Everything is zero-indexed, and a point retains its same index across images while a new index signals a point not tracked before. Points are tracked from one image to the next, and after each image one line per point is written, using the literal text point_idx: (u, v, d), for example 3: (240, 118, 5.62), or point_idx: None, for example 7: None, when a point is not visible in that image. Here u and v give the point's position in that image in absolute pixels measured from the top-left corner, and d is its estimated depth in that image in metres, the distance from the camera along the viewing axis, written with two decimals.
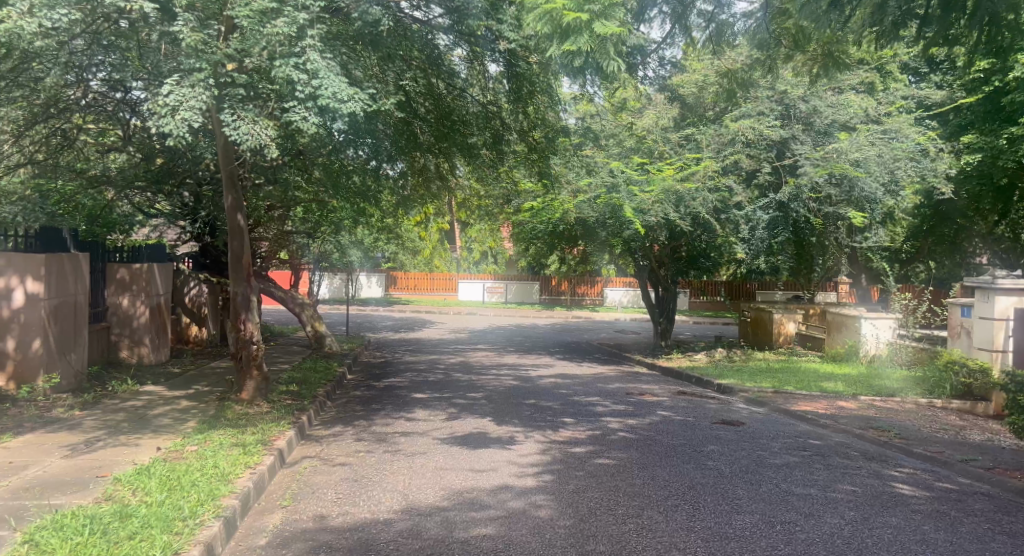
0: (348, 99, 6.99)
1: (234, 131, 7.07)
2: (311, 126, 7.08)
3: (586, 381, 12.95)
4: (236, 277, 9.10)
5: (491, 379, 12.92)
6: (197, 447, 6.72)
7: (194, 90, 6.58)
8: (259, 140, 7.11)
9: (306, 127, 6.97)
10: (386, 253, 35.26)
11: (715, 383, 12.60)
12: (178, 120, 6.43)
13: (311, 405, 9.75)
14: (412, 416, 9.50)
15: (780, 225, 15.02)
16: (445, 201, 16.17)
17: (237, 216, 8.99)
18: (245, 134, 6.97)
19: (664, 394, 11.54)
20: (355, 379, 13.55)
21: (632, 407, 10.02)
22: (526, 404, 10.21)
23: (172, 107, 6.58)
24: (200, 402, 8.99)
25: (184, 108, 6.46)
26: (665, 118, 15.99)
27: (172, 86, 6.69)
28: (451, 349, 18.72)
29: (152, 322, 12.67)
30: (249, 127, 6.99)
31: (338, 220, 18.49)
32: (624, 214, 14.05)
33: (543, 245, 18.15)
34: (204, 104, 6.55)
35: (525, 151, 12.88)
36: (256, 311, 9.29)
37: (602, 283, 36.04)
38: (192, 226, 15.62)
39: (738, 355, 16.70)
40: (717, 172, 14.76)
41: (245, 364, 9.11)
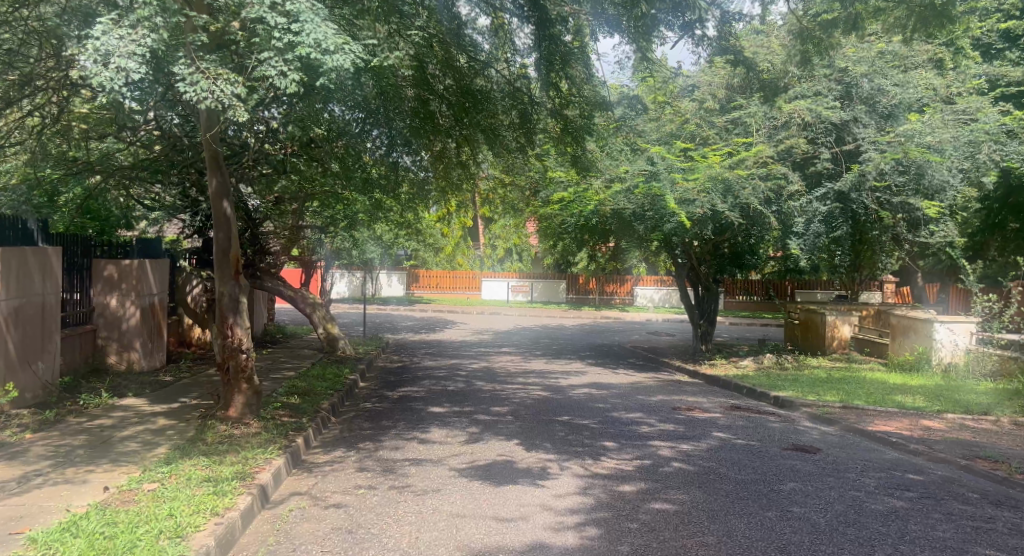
0: (334, 50, 6.08)
1: (192, 85, 6.39)
2: (290, 82, 6.14)
3: (625, 392, 11.52)
4: (222, 274, 7.85)
5: (518, 390, 11.56)
6: (156, 487, 5.43)
7: (136, 36, 6.03)
8: (220, 101, 6.23)
9: (282, 82, 6.03)
10: (408, 251, 34.09)
11: (771, 395, 11.10)
12: (111, 70, 5.78)
13: (311, 422, 8.46)
14: (427, 437, 8.15)
15: (839, 217, 13.75)
16: (470, 193, 14.96)
17: (222, 203, 7.84)
18: (202, 90, 6.11)
19: (716, 409, 10.07)
20: (367, 388, 12.27)
21: (683, 428, 8.59)
22: (559, 422, 8.82)
23: (105, 54, 5.90)
24: (180, 420, 7.74)
25: (117, 55, 5.83)
26: (709, 100, 14.57)
27: (110, 29, 6.09)
28: (474, 353, 17.35)
29: (145, 324, 11.50)
30: (207, 83, 6.14)
31: (353, 214, 17.39)
32: (666, 205, 12.73)
33: (575, 241, 16.78)
34: (143, 50, 5.95)
35: (559, 134, 11.62)
36: (246, 314, 8.01)
37: (631, 282, 34.44)
38: (195, 220, 14.55)
39: (791, 362, 15.11)
40: (770, 158, 13.31)
41: (232, 376, 7.83)
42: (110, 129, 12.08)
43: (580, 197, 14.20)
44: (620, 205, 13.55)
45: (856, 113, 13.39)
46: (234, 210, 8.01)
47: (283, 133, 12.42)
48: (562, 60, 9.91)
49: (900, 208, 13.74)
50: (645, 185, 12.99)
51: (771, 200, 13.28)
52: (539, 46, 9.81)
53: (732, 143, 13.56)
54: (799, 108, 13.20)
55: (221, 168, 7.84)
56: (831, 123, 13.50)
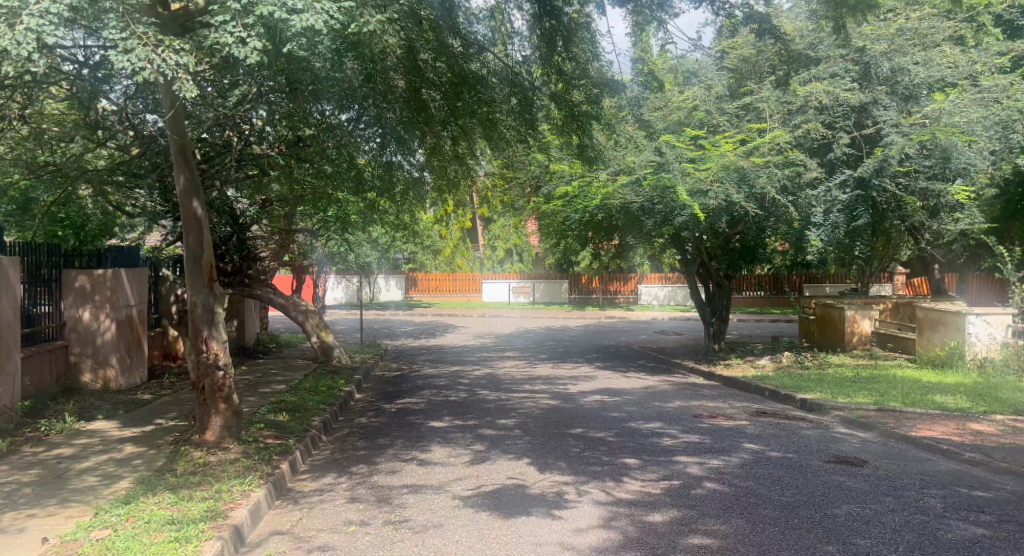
0: (298, 12, 6.53)
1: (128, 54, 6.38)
2: (248, 51, 6.52)
3: (640, 399, 10.72)
4: (193, 281, 7.04)
5: (525, 398, 10.77)
6: (106, 536, 4.62)
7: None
8: (161, 71, 6.31)
9: (244, 50, 6.43)
10: (406, 253, 33.30)
11: (797, 397, 10.32)
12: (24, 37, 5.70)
13: (300, 444, 7.65)
14: (428, 457, 7.33)
15: (860, 205, 12.97)
16: (470, 189, 14.31)
17: (192, 203, 7.01)
18: (142, 60, 6.18)
19: (742, 416, 9.27)
20: (364, 400, 11.48)
21: (710, 440, 7.78)
22: (572, 436, 8.01)
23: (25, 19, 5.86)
24: (150, 446, 6.94)
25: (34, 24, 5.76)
26: (718, 85, 13.85)
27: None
28: (477, 358, 16.55)
29: (122, 337, 10.68)
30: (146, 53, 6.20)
31: (347, 214, 16.57)
32: (677, 197, 12.02)
33: (577, 238, 15.99)
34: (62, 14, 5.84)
35: (563, 123, 10.87)
36: (223, 326, 7.18)
37: (635, 280, 33.56)
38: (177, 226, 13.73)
39: (810, 360, 14.35)
40: (787, 143, 12.57)
41: (209, 395, 7.02)
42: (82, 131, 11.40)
43: (584, 191, 13.43)
44: (627, 198, 12.83)
45: (876, 94, 12.60)
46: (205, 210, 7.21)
47: (271, 132, 12.37)
48: (560, 38, 9.58)
49: (924, 193, 12.97)
50: (654, 177, 12.33)
51: (787, 189, 12.48)
52: (537, 24, 9.54)
53: (746, 129, 12.79)
54: (816, 90, 12.37)
55: (189, 163, 7.07)
56: (850, 105, 12.72)
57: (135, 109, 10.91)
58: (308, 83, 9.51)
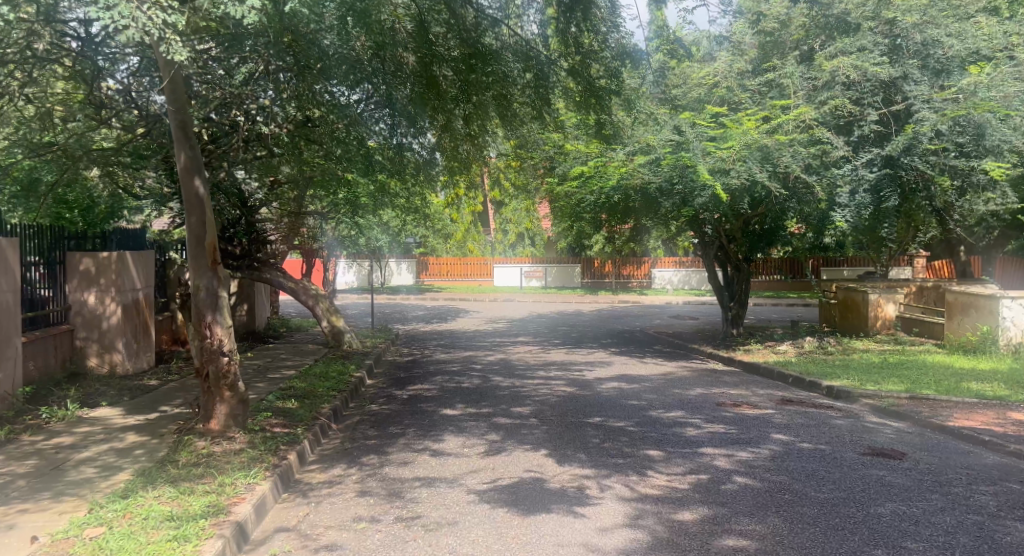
0: None
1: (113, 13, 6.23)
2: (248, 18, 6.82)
3: (660, 386, 10.37)
4: (196, 264, 6.71)
5: (540, 385, 10.44)
6: (100, 534, 4.33)
7: None
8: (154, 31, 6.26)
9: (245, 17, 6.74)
10: (416, 236, 32.98)
11: (824, 384, 9.95)
12: None
13: (308, 433, 7.36)
14: (441, 448, 7.02)
15: (888, 185, 12.53)
16: (484, 169, 13.96)
17: (194, 181, 6.68)
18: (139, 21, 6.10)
19: (767, 404, 8.91)
20: (375, 387, 11.20)
21: (736, 430, 7.43)
22: (591, 426, 7.68)
23: None
24: (153, 435, 6.66)
25: None
26: (740, 61, 13.39)
27: None
28: (490, 343, 16.25)
29: (128, 322, 10.42)
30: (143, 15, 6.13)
31: (357, 195, 16.22)
32: (697, 176, 11.60)
33: (591, 222, 15.60)
34: None
35: (581, 100, 10.48)
36: (228, 311, 6.86)
37: (648, 264, 33.00)
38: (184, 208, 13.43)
39: (833, 345, 13.95)
40: (813, 121, 12.10)
41: (213, 383, 6.73)
42: (85, 110, 11.11)
43: (601, 171, 13.01)
44: (644, 179, 12.41)
45: (907, 68, 12.10)
46: (208, 189, 6.87)
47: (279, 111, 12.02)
48: (580, 9, 9.18)
49: (955, 172, 12.49)
50: (673, 156, 11.90)
51: (811, 168, 12.03)
52: None
53: (769, 106, 12.33)
54: (844, 65, 11.89)
55: (191, 141, 6.72)
56: (878, 81, 12.25)
57: (141, 87, 10.61)
58: (315, 59, 9.17)
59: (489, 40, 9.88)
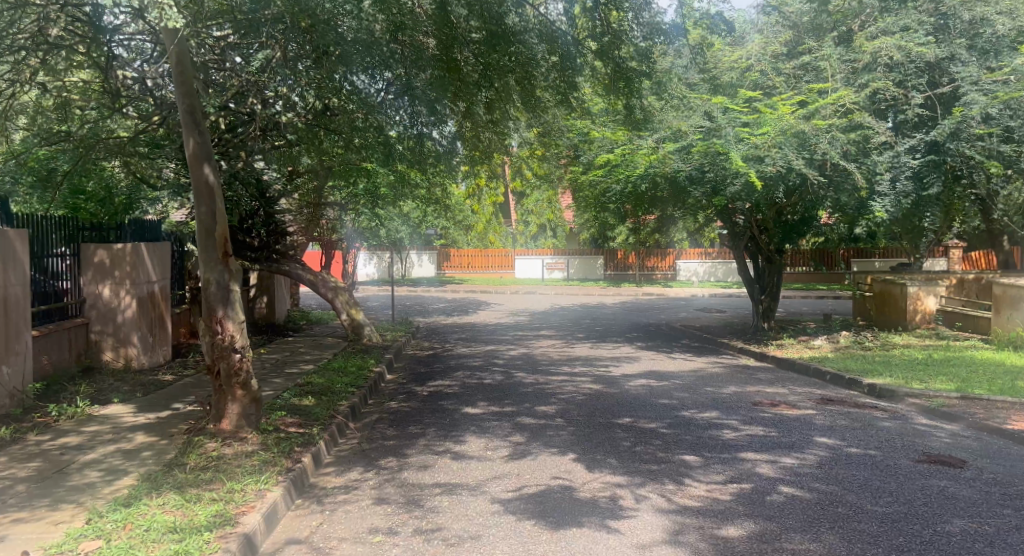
0: None
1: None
2: None
3: (691, 383, 9.93)
4: (206, 257, 6.38)
5: (566, 382, 10.05)
6: (97, 548, 4.01)
7: None
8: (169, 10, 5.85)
9: None
10: (437, 227, 32.66)
11: (865, 383, 9.46)
12: None
13: (325, 434, 7.02)
14: (463, 451, 6.65)
15: (932, 173, 11.92)
16: (508, 157, 13.59)
17: (203, 169, 6.32)
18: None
19: (806, 404, 8.44)
20: (395, 382, 10.87)
21: (776, 433, 6.98)
22: (621, 427, 7.26)
23: None
24: (162, 435, 6.36)
25: None
26: (775, 43, 12.86)
27: None
28: (512, 337, 15.89)
29: (143, 315, 10.10)
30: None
31: (378, 185, 15.89)
32: (730, 164, 11.12)
33: (616, 212, 15.14)
34: None
35: (609, 84, 10.07)
36: (240, 305, 6.53)
37: (673, 256, 32.33)
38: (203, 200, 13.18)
39: (871, 340, 13.39)
40: (854, 105, 11.52)
41: (225, 381, 6.41)
42: (99, 98, 10.85)
43: (629, 159, 12.53)
44: (673, 167, 11.93)
45: (955, 47, 11.64)
46: (219, 177, 6.51)
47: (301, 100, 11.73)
48: None
49: (1004, 158, 11.88)
50: (705, 143, 11.41)
51: (850, 155, 11.49)
52: None
53: (806, 89, 11.79)
54: (886, 45, 11.32)
55: (199, 126, 6.33)
56: (923, 62, 11.69)
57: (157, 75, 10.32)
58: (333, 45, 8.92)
59: (514, 20, 9.48)
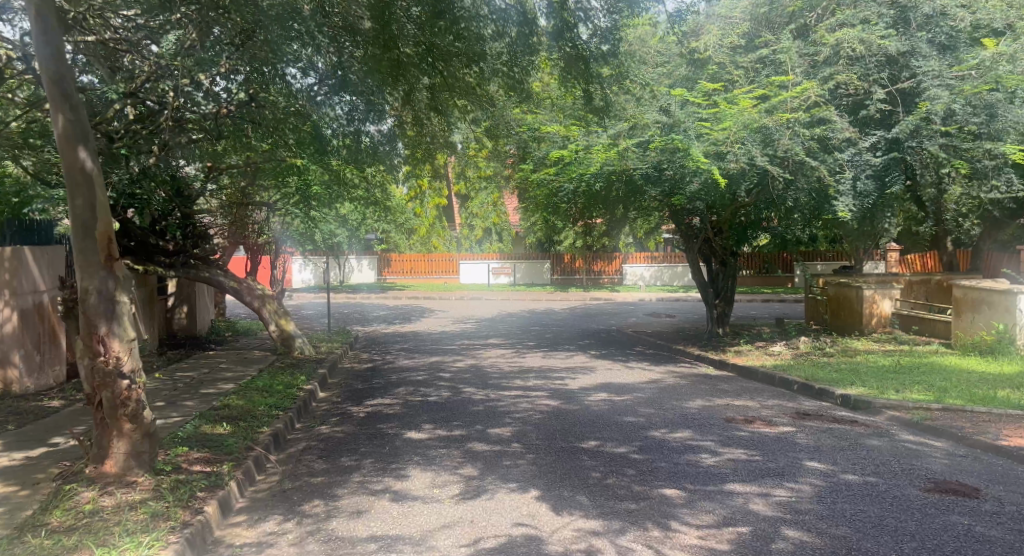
0: None
1: None
2: None
3: (655, 397, 9.13)
4: (83, 260, 5.19)
5: (519, 398, 9.10)
6: None
7: None
8: None
9: None
10: (378, 232, 31.39)
11: (838, 393, 8.80)
12: None
13: (238, 472, 5.89)
14: (405, 490, 5.61)
15: (894, 171, 11.40)
16: (451, 154, 12.60)
17: (77, 153, 5.15)
18: None
19: (783, 420, 7.70)
20: (328, 402, 9.74)
21: (760, 456, 6.18)
22: (586, 455, 6.34)
23: None
24: (28, 483, 5.14)
25: None
26: (732, 34, 12.25)
27: None
28: (457, 347, 14.88)
29: (27, 331, 8.83)
30: None
31: (313, 186, 14.66)
32: (691, 161, 10.42)
33: (566, 214, 14.33)
34: None
35: (564, 68, 9.36)
36: (129, 320, 5.36)
37: (620, 260, 31.74)
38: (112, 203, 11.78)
39: (831, 345, 12.89)
40: (817, 98, 10.94)
41: (109, 413, 5.23)
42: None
43: (583, 155, 11.68)
44: (629, 165, 11.16)
45: (915, 40, 11.23)
46: (99, 162, 5.33)
47: (224, 90, 10.54)
48: None
49: (965, 156, 11.49)
50: (663, 138, 10.70)
51: (813, 151, 10.92)
52: None
53: (767, 82, 11.13)
54: (848, 37, 10.78)
55: (71, 99, 5.15)
56: (884, 55, 11.19)
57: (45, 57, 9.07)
58: None
59: None
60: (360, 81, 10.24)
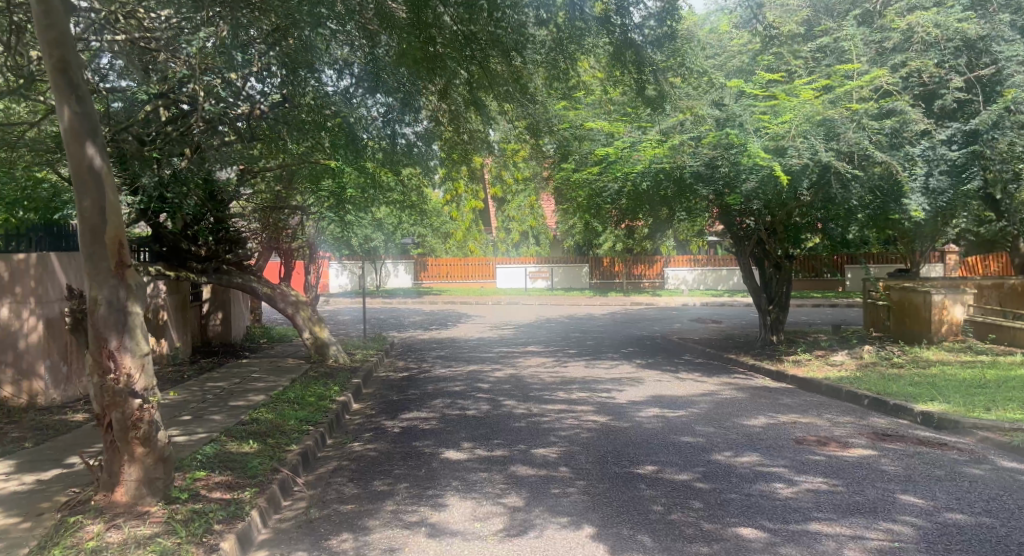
0: None
1: None
2: None
3: (712, 413, 8.41)
4: (92, 267, 4.71)
5: (565, 413, 8.46)
6: None
7: None
8: None
9: None
10: (415, 236, 31.07)
11: (919, 410, 7.98)
12: None
13: (261, 498, 5.37)
14: (444, 523, 5.01)
15: (975, 166, 10.45)
16: (489, 153, 12.04)
17: (86, 148, 4.68)
18: None
19: (861, 442, 6.93)
20: (361, 415, 9.22)
21: (844, 487, 5.45)
22: (644, 483, 5.67)
23: None
24: (29, 515, 4.66)
25: None
26: (791, 22, 11.56)
27: None
28: (495, 355, 14.29)
29: (54, 340, 8.54)
30: None
31: (352, 193, 14.02)
32: (749, 157, 9.69)
33: (608, 216, 13.68)
34: None
35: (614, 56, 8.98)
36: (142, 333, 4.86)
37: (661, 263, 30.89)
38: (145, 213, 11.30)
39: (898, 355, 11.98)
40: (887, 87, 10.18)
41: (119, 436, 4.74)
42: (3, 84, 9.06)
43: (629, 152, 11.00)
44: (679, 162, 10.47)
45: (996, 23, 10.39)
46: (110, 159, 4.85)
47: (258, 90, 10.07)
48: None
49: None
50: (717, 133, 10.01)
51: (881, 146, 10.10)
52: None
53: (830, 72, 10.37)
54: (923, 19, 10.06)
55: (79, 90, 4.68)
56: (962, 39, 10.37)
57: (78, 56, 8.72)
58: None
59: None
60: (395, 77, 9.76)
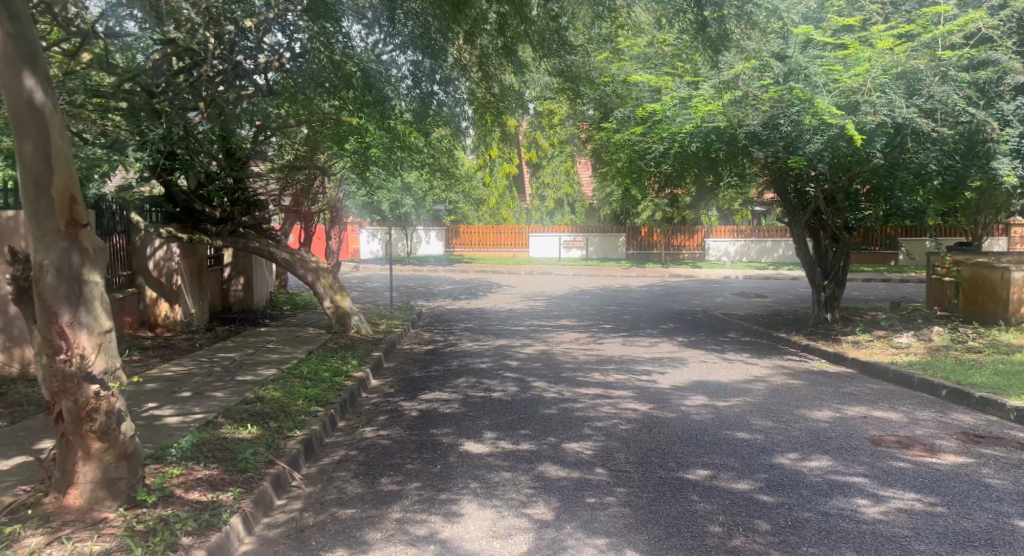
0: None
1: None
2: None
3: (769, 402, 7.44)
4: (37, 227, 3.92)
5: (601, 398, 7.56)
6: None
7: None
8: None
9: None
10: (447, 202, 30.18)
11: (1012, 406, 6.93)
12: None
13: (246, 500, 4.60)
14: (457, 540, 4.18)
15: None
16: (524, 110, 11.04)
17: (24, 80, 3.87)
18: None
19: (951, 445, 5.92)
20: (377, 394, 8.43)
21: (946, 507, 4.48)
22: (696, 493, 4.78)
23: None
24: None
25: None
26: None
27: None
28: (526, 328, 13.42)
29: None
30: None
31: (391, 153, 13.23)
32: (817, 113, 8.55)
33: (650, 183, 12.62)
34: None
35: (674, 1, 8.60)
36: (101, 305, 4.06)
37: (703, 233, 29.60)
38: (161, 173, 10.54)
39: (972, 338, 10.81)
40: (980, 34, 9.01)
41: (72, 428, 3.97)
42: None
43: (678, 109, 9.92)
44: (738, 119, 9.35)
45: None
46: (56, 94, 4.03)
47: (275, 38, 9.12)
48: None
49: None
50: (781, 86, 8.87)
51: (969, 102, 8.96)
52: None
53: (913, 18, 9.20)
54: None
55: (12, 6, 3.84)
56: None
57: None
58: None
59: None
60: (419, 22, 8.80)
